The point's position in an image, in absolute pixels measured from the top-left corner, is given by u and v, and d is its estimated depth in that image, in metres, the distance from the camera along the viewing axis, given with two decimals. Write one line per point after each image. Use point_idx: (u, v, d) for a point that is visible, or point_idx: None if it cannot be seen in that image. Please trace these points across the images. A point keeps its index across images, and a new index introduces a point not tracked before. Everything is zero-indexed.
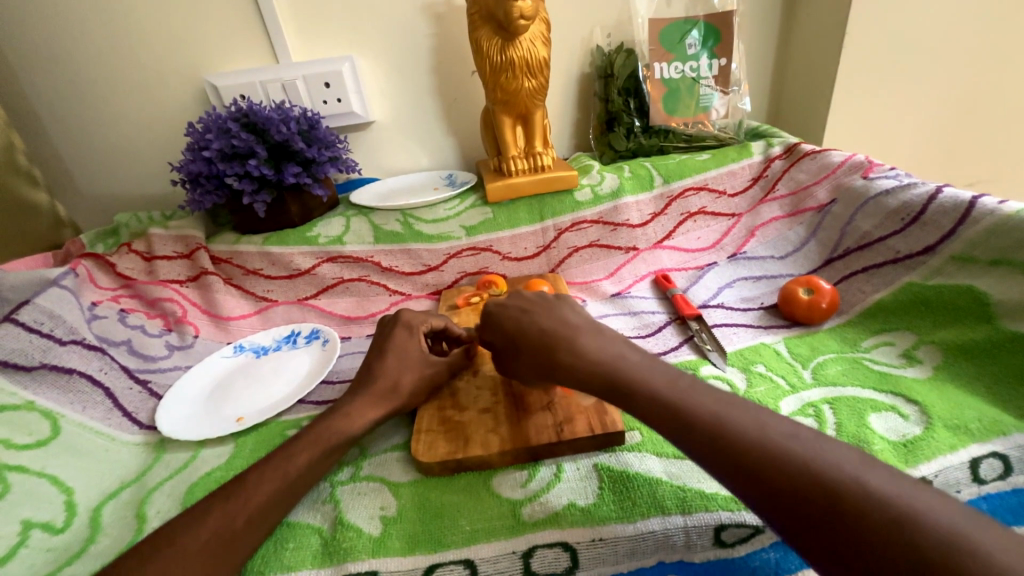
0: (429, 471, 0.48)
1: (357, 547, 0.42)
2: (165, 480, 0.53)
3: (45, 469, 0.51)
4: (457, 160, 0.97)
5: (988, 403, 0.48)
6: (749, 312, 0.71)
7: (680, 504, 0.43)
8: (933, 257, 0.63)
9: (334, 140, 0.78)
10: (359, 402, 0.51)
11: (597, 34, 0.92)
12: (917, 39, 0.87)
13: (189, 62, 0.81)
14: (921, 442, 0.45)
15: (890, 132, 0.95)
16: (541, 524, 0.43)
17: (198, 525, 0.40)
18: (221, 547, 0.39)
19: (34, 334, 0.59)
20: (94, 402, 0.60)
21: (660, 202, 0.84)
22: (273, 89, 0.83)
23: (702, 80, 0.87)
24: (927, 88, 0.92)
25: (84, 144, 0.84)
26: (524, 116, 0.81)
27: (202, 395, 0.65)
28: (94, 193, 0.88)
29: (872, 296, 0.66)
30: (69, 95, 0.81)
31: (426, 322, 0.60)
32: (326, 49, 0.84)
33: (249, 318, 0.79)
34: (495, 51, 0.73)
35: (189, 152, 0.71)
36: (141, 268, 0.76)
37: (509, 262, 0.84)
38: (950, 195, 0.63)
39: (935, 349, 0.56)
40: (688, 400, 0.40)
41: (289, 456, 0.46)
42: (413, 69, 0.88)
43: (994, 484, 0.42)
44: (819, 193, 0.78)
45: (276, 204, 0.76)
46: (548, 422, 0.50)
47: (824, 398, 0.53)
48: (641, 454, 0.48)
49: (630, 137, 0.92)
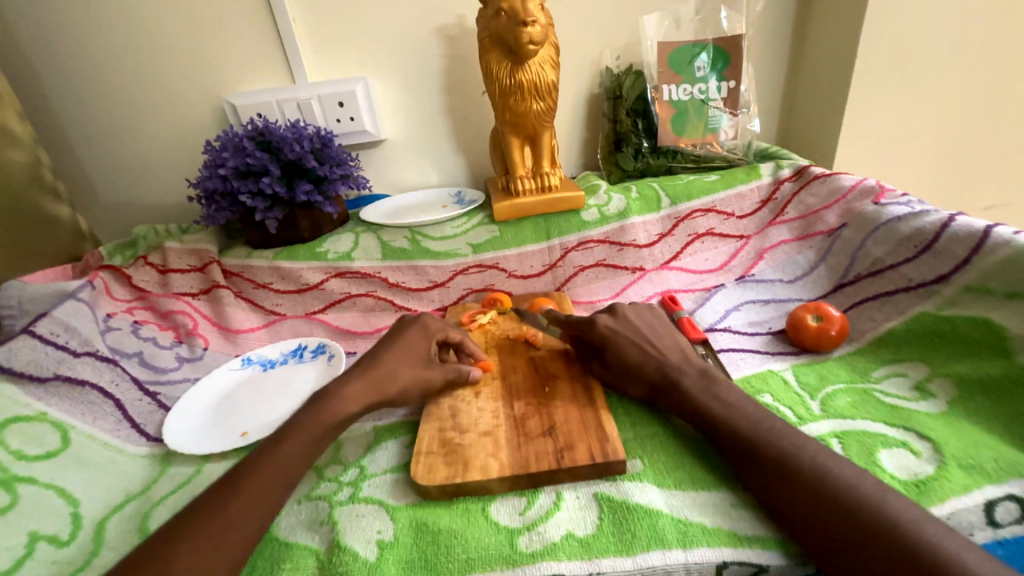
0: (428, 494, 0.48)
1: (352, 571, 0.42)
2: (169, 494, 0.54)
3: (53, 481, 0.53)
4: (466, 177, 0.99)
5: (1003, 442, 0.46)
6: (756, 337, 0.70)
7: (680, 538, 0.42)
8: (946, 287, 0.62)
9: (345, 158, 0.80)
10: (369, 399, 0.53)
11: (607, 56, 0.93)
12: (929, 63, 0.86)
13: (209, 82, 0.84)
14: (934, 483, 0.43)
15: (903, 156, 0.94)
16: (538, 555, 0.42)
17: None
18: (218, 546, 0.40)
19: (49, 346, 0.61)
20: (104, 413, 0.62)
21: (667, 222, 0.84)
22: (289, 108, 0.85)
23: (711, 101, 0.88)
24: (940, 112, 0.91)
25: (107, 158, 0.87)
26: (532, 137, 0.82)
27: (210, 407, 0.66)
28: (112, 204, 0.91)
29: (883, 324, 0.65)
30: (95, 112, 0.84)
31: (443, 330, 0.64)
32: (341, 69, 0.86)
33: (257, 331, 0.80)
34: (505, 74, 0.74)
35: (206, 169, 0.73)
36: (155, 280, 0.78)
37: (514, 280, 0.84)
38: (964, 223, 0.62)
39: (949, 382, 0.55)
40: (750, 437, 0.45)
41: (300, 460, 0.47)
42: (424, 89, 0.90)
43: (1009, 528, 0.40)
44: (829, 217, 0.78)
45: (288, 220, 0.78)
46: (548, 448, 0.50)
47: (832, 431, 0.51)
48: (642, 483, 0.47)
49: (639, 157, 0.92)
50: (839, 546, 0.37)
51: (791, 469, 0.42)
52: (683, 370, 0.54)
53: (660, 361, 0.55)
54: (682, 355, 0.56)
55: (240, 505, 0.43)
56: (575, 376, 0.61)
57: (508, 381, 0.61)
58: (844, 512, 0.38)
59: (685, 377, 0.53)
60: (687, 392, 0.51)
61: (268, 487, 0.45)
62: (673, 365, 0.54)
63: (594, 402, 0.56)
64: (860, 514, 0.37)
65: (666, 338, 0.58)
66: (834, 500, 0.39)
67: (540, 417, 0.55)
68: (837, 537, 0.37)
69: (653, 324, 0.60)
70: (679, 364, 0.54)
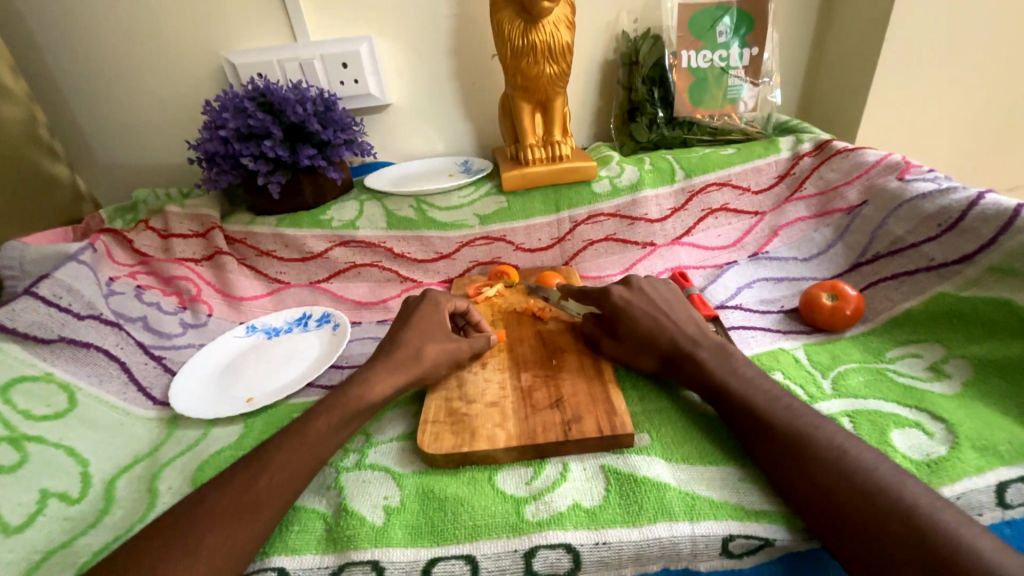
0: (434, 463, 0.48)
1: (360, 535, 0.42)
2: (177, 456, 0.54)
3: (62, 441, 0.53)
4: (473, 146, 0.96)
5: (1020, 425, 0.46)
6: (768, 315, 0.68)
7: (687, 511, 0.42)
8: (969, 267, 0.60)
9: (350, 122, 0.77)
10: (376, 369, 0.52)
11: (624, 19, 0.88)
12: (967, 31, 0.81)
13: (207, 38, 0.80)
14: (946, 463, 0.43)
15: (930, 131, 0.90)
16: (544, 524, 0.42)
17: (196, 549, 0.37)
18: (226, 508, 0.40)
19: (52, 308, 0.60)
20: (110, 375, 0.62)
21: (680, 197, 0.81)
22: (290, 68, 0.82)
23: (732, 70, 0.84)
24: (974, 85, 0.86)
25: (104, 118, 0.84)
26: (544, 103, 0.78)
27: (215, 373, 0.66)
28: (112, 166, 0.88)
29: (900, 304, 0.63)
30: (90, 69, 0.81)
31: (451, 301, 0.62)
32: (344, 28, 0.82)
33: (261, 299, 0.79)
34: (517, 34, 0.70)
35: (205, 131, 0.70)
36: (157, 244, 0.76)
37: (522, 253, 0.83)
38: (993, 201, 0.60)
39: (965, 363, 0.53)
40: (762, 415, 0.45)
41: (307, 425, 0.47)
42: (432, 51, 0.85)
43: (1017, 509, 0.40)
44: (849, 194, 0.75)
45: (291, 185, 0.76)
46: (555, 420, 0.50)
47: (844, 410, 0.51)
48: (649, 457, 0.47)
49: (653, 128, 0.88)
50: (850, 523, 0.37)
51: (803, 445, 0.41)
52: (695, 346, 0.53)
53: (672, 335, 0.54)
54: (698, 329, 0.55)
55: (248, 469, 0.43)
56: (583, 349, 0.60)
57: (515, 353, 0.61)
58: (858, 492, 0.37)
59: (697, 354, 0.52)
60: (698, 370, 0.50)
61: (274, 453, 0.44)
62: (685, 340, 0.53)
63: (602, 375, 0.55)
64: (873, 493, 0.37)
65: (678, 312, 0.57)
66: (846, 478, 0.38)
67: (548, 389, 0.54)
68: (848, 514, 0.37)
69: (666, 298, 0.58)
70: (692, 339, 0.53)
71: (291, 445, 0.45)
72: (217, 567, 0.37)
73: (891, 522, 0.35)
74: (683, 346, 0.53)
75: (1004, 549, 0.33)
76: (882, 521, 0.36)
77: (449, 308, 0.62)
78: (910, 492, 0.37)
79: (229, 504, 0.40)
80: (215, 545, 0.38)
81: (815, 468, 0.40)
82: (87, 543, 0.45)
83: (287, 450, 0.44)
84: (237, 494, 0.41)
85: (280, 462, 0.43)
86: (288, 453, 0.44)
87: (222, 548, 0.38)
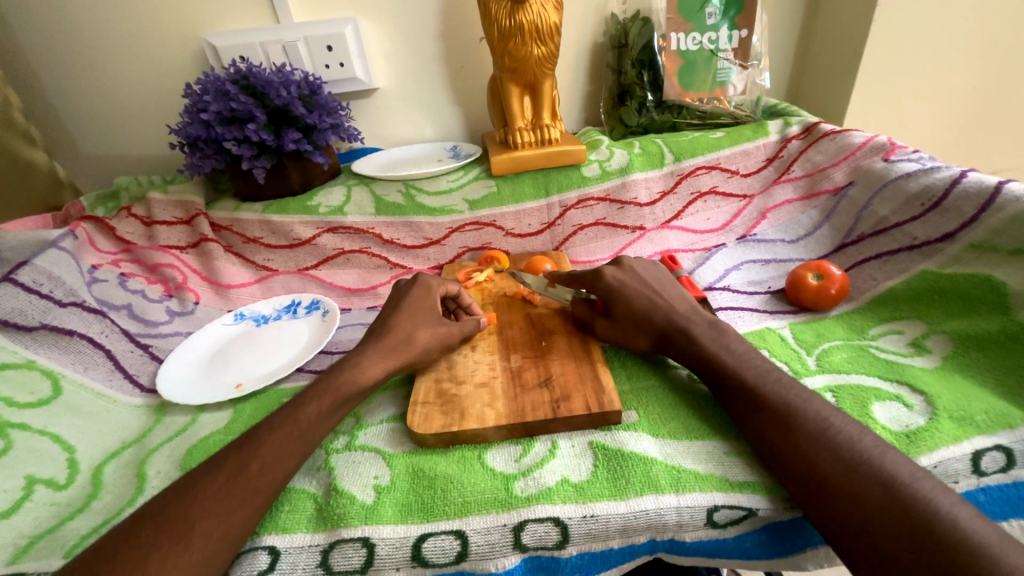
0: (424, 442, 0.48)
1: (350, 513, 0.42)
2: (166, 442, 0.54)
3: (46, 428, 0.52)
4: (462, 131, 0.95)
5: (996, 396, 0.47)
6: (756, 296, 0.69)
7: (673, 483, 0.43)
8: (951, 245, 0.61)
9: (336, 106, 0.75)
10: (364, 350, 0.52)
11: (613, 1, 0.87)
12: (956, 12, 0.81)
13: (187, 19, 0.78)
14: (925, 433, 0.44)
15: (918, 113, 0.91)
16: (533, 499, 0.43)
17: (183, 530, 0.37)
18: (213, 489, 0.40)
19: (32, 295, 0.60)
20: (95, 363, 0.61)
21: (670, 180, 0.81)
22: (273, 51, 0.80)
23: (720, 53, 0.83)
24: (962, 68, 0.86)
25: (82, 103, 0.82)
26: (533, 86, 0.78)
27: (204, 360, 0.65)
28: (91, 153, 0.87)
29: (883, 283, 0.64)
30: (65, 51, 0.78)
31: (439, 284, 0.62)
32: (328, 9, 0.80)
33: (249, 286, 0.78)
34: (504, 15, 0.69)
35: (187, 114, 0.69)
36: (141, 232, 0.75)
37: (512, 238, 0.82)
38: (975, 179, 0.61)
39: (945, 339, 0.55)
40: (747, 390, 0.45)
41: (296, 407, 0.47)
42: (418, 34, 0.84)
43: (993, 477, 0.42)
44: (835, 175, 0.76)
45: (276, 170, 0.75)
46: (544, 399, 0.50)
47: (827, 385, 0.52)
48: (637, 433, 0.48)
49: (643, 112, 0.88)
50: (831, 491, 0.37)
51: (785, 418, 0.42)
52: (684, 325, 0.53)
53: (661, 314, 0.54)
54: (689, 307, 0.55)
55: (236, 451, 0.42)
56: (573, 331, 0.60)
57: (505, 335, 0.61)
58: (838, 460, 0.38)
59: (685, 332, 0.52)
60: (686, 348, 0.51)
61: (263, 434, 0.44)
62: (674, 319, 0.54)
63: (591, 355, 0.56)
64: (853, 463, 0.38)
65: (667, 292, 0.57)
66: (827, 448, 0.39)
67: (537, 369, 0.55)
68: (830, 483, 0.38)
69: (655, 278, 0.59)
70: (680, 319, 0.54)
71: (281, 427, 0.45)
72: (208, 546, 0.37)
73: (871, 489, 0.36)
74: (670, 325, 0.53)
75: (975, 514, 0.34)
76: (862, 487, 0.36)
77: (438, 291, 0.61)
78: (887, 461, 0.38)
79: (218, 484, 0.40)
80: (204, 525, 0.38)
81: (799, 440, 0.41)
82: (76, 527, 0.45)
83: (275, 432, 0.44)
84: (226, 474, 0.41)
85: (269, 443, 0.43)
86: (277, 434, 0.44)
87: (211, 527, 0.38)
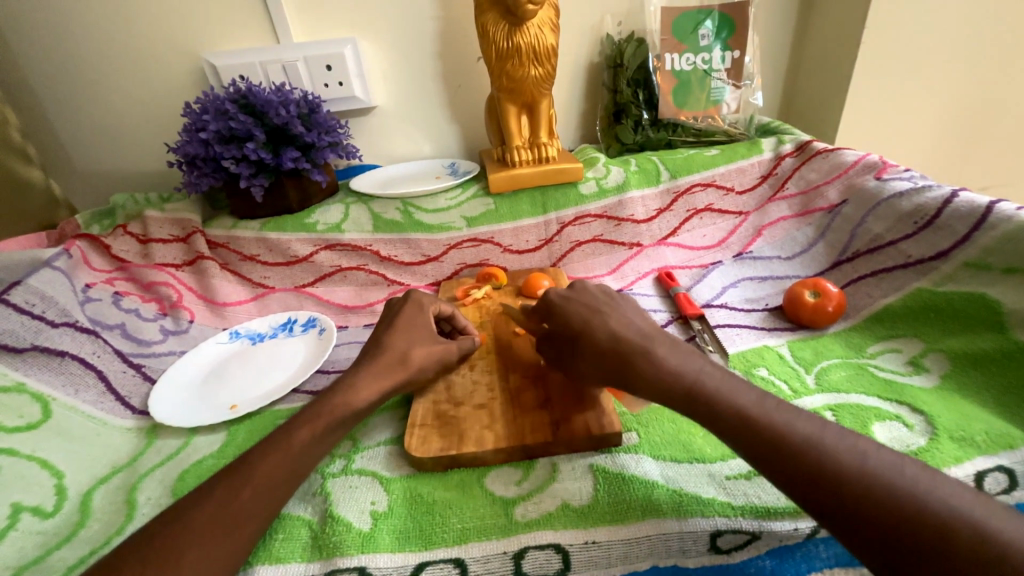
0: (422, 466, 0.48)
1: (346, 541, 0.41)
2: (156, 466, 0.53)
3: (34, 452, 0.51)
4: (460, 148, 0.95)
5: (996, 416, 0.47)
6: (753, 313, 0.69)
7: (675, 508, 0.42)
8: (945, 262, 0.62)
9: (334, 125, 0.76)
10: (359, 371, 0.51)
11: (608, 22, 0.89)
12: (942, 35, 0.83)
13: (189, 41, 0.79)
14: (926, 453, 0.44)
15: (907, 131, 0.92)
16: (533, 524, 0.42)
17: (173, 565, 0.36)
18: (204, 522, 0.38)
19: (24, 316, 0.59)
20: (86, 384, 0.60)
21: (666, 197, 0.82)
22: (273, 70, 0.81)
23: (714, 72, 0.85)
24: (949, 88, 0.89)
25: (81, 122, 0.82)
26: (530, 105, 0.79)
27: (198, 380, 0.64)
28: (90, 171, 0.87)
29: (880, 300, 0.65)
30: (66, 72, 0.79)
31: (436, 303, 0.62)
32: (328, 30, 0.82)
33: (245, 304, 0.78)
34: (502, 37, 0.71)
35: (185, 133, 0.69)
36: (136, 249, 0.74)
37: (509, 255, 0.82)
38: (967, 199, 0.61)
39: (943, 357, 0.55)
40: None
41: (288, 430, 0.45)
42: (417, 53, 0.85)
43: (997, 498, 0.40)
44: (829, 193, 0.77)
45: (274, 189, 0.75)
46: (544, 420, 0.50)
47: (826, 405, 0.52)
48: (638, 455, 0.47)
49: (638, 130, 0.89)
50: None
51: None
52: None
53: None
54: None
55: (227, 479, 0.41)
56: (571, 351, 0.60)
57: (504, 354, 0.61)
58: None
59: None
60: None
61: (258, 459, 0.43)
62: None
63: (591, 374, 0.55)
64: None
65: None
66: None
67: (536, 390, 0.54)
68: None
69: None
70: None
71: (267, 451, 0.43)
72: None
73: None
74: None
75: None
76: None
77: (433, 310, 0.61)
78: None
79: (209, 513, 0.39)
80: (192, 558, 0.36)
81: None
82: (62, 557, 0.43)
83: (270, 459, 0.42)
84: (218, 503, 0.39)
85: (263, 470, 0.42)
86: (271, 460, 0.43)
87: (202, 559, 0.37)
